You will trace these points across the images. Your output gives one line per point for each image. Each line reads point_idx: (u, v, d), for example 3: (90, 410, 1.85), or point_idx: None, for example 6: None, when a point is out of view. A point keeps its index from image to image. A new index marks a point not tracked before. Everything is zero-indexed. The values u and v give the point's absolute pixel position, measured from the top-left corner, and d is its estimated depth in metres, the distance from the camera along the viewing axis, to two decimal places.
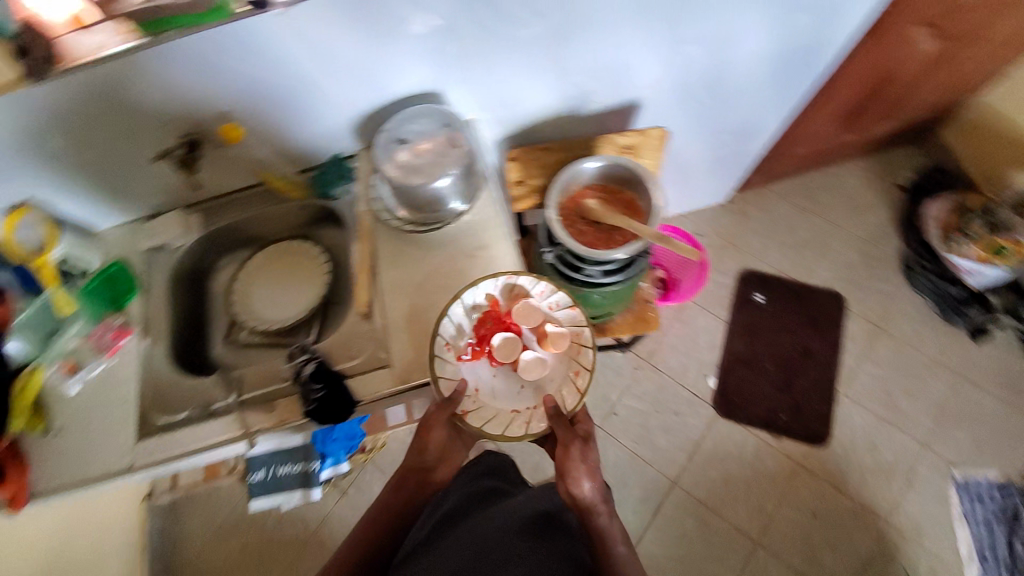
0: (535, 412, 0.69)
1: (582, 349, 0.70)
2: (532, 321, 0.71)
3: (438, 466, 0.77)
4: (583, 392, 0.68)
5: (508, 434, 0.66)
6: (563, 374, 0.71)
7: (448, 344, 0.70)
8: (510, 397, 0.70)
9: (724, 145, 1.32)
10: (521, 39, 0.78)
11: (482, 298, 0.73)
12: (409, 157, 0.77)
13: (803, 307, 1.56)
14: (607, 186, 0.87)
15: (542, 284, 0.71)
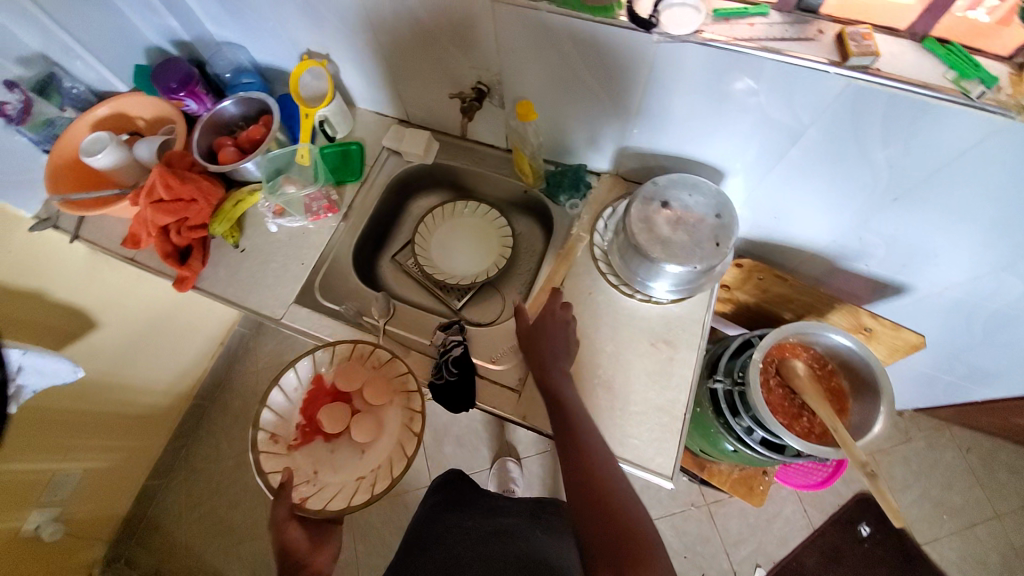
0: (378, 471, 0.73)
1: (408, 395, 0.76)
2: (353, 384, 0.76)
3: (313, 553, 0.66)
4: (419, 433, 0.72)
5: (355, 501, 0.70)
6: (400, 434, 0.75)
7: (274, 437, 0.73)
8: (350, 462, 0.74)
9: (950, 370, 1.11)
10: (853, 177, 0.68)
11: (303, 381, 0.77)
12: (665, 223, 0.71)
13: (901, 570, 1.33)
14: (826, 366, 0.78)
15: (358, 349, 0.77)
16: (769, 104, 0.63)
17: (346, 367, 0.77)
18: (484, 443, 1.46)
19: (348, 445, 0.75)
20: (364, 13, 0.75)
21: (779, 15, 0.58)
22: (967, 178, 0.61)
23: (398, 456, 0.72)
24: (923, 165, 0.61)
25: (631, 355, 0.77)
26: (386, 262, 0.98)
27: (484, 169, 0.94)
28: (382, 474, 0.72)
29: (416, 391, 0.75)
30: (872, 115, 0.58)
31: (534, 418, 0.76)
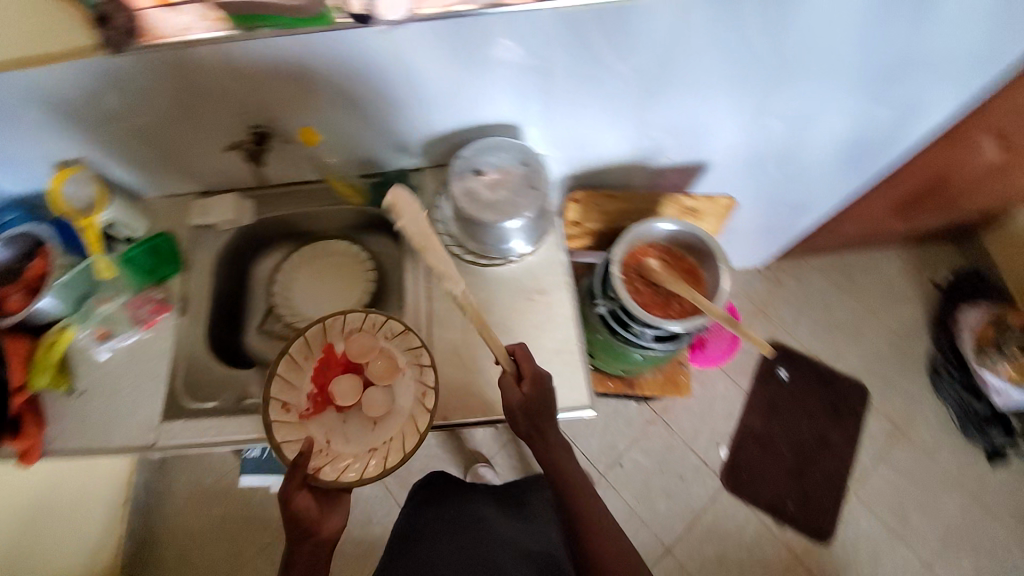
0: (392, 445, 0.70)
1: (421, 368, 0.73)
2: (364, 354, 0.73)
3: (324, 523, 0.67)
4: (430, 409, 0.70)
5: (371, 475, 0.68)
6: (412, 406, 0.72)
7: (285, 406, 0.70)
8: (362, 436, 0.71)
9: (777, 215, 1.31)
10: (612, 88, 0.77)
11: (313, 349, 0.74)
12: (485, 189, 0.76)
13: (826, 393, 1.51)
14: (672, 250, 0.87)
15: (369, 316, 0.74)
16: (511, 52, 0.69)
17: (351, 338, 0.74)
18: (450, 463, 1.44)
19: (358, 418, 0.72)
20: (92, 100, 0.70)
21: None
22: (688, 52, 0.72)
23: (416, 431, 0.70)
24: (653, 56, 0.72)
25: (512, 316, 0.80)
26: (253, 337, 0.91)
27: (310, 208, 0.92)
28: (395, 448, 0.70)
29: (431, 365, 0.72)
30: (592, 31, 0.67)
31: (455, 415, 0.78)
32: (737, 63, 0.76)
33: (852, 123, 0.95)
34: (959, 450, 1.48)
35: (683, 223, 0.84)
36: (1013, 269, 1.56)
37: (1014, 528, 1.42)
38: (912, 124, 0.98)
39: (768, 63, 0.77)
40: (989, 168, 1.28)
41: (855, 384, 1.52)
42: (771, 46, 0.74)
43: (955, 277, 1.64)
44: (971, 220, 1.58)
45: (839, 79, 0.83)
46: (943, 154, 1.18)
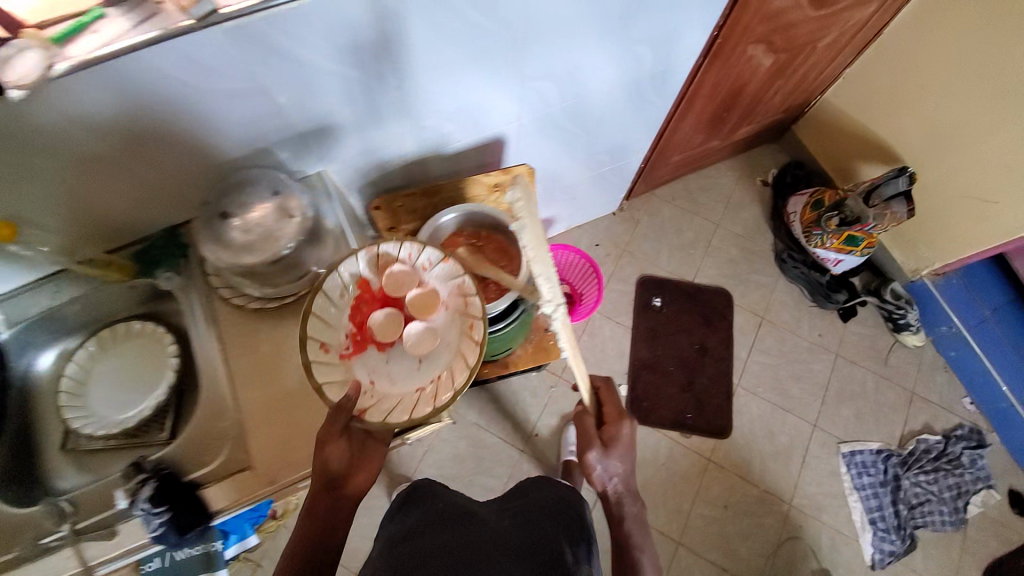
0: (439, 383, 0.68)
1: (467, 301, 0.71)
2: (403, 289, 0.71)
3: (353, 475, 0.68)
4: (480, 342, 0.67)
5: (413, 416, 0.65)
6: (461, 341, 0.69)
7: (326, 344, 0.68)
8: (409, 376, 0.68)
9: (601, 162, 1.35)
10: (344, 86, 0.71)
11: (348, 287, 0.71)
12: (237, 232, 0.67)
13: (696, 306, 1.63)
14: (480, 233, 0.94)
15: (406, 246, 0.72)
16: (198, 78, 0.61)
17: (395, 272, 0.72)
18: (372, 496, 1.41)
19: (400, 355, 0.70)
20: None
21: (117, 10, 0.55)
22: (405, 33, 0.67)
23: (460, 369, 0.67)
24: (366, 47, 0.67)
25: None
26: (54, 460, 0.82)
27: (74, 296, 0.83)
28: (443, 386, 0.67)
29: (478, 299, 0.69)
30: (277, 38, 0.60)
31: (283, 475, 0.69)
32: (466, 38, 0.73)
33: (618, 65, 0.97)
34: (818, 317, 1.63)
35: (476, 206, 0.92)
36: (824, 148, 1.71)
37: (878, 369, 1.58)
38: (675, 51, 1.01)
39: (498, 30, 0.74)
40: (769, 71, 1.32)
41: (719, 290, 1.66)
42: (491, 11, 0.70)
43: (778, 171, 1.79)
44: (782, 118, 1.71)
45: (582, 26, 0.82)
46: (722, 70, 1.20)
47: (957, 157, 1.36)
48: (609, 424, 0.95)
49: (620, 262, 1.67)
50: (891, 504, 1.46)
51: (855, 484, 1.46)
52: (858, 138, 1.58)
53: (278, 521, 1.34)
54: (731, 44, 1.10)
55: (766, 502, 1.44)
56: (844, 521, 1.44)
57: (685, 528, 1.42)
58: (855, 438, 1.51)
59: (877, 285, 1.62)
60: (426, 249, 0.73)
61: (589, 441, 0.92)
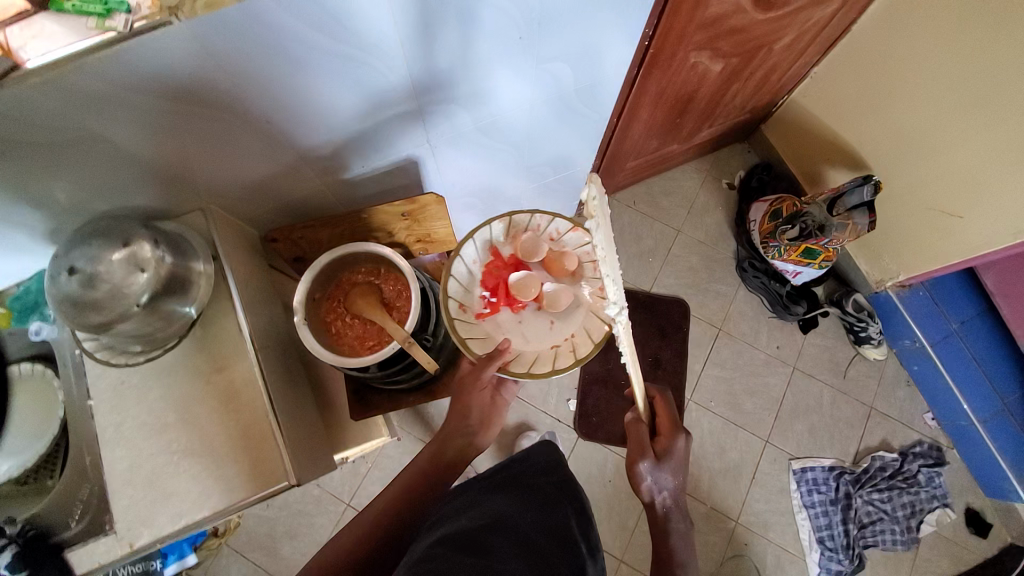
0: (575, 342, 0.96)
1: (593, 265, 0.95)
2: (532, 255, 0.97)
3: (479, 431, 0.88)
4: (608, 317, 0.91)
5: (557, 365, 0.93)
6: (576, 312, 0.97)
7: (466, 305, 0.97)
8: (544, 334, 0.98)
9: (544, 176, 1.28)
10: (199, 126, 0.66)
11: (485, 254, 0.98)
12: (85, 293, 0.63)
13: (651, 317, 1.59)
14: (379, 267, 0.82)
15: (537, 218, 0.95)
16: (15, 132, 0.57)
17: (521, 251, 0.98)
18: (314, 512, 1.40)
19: (533, 314, 0.99)
20: None
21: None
22: (255, 75, 0.61)
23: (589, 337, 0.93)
24: (212, 91, 0.61)
25: (191, 405, 0.70)
26: None
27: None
28: (578, 344, 0.95)
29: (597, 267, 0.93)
30: (94, 89, 0.55)
31: (142, 537, 0.66)
32: (334, 74, 0.66)
33: (535, 84, 0.90)
34: (777, 328, 1.58)
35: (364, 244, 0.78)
36: (792, 152, 1.63)
37: (836, 382, 1.54)
38: (601, 67, 0.94)
39: (369, 64, 0.67)
40: (722, 75, 1.22)
41: (675, 300, 1.61)
42: (355, 48, 0.63)
43: (745, 173, 1.71)
44: (749, 118, 1.61)
45: (476, 49, 0.74)
46: (663, 77, 1.10)
47: (921, 166, 1.27)
48: (663, 436, 0.89)
49: None
50: (841, 523, 1.44)
51: (803, 502, 1.44)
52: (826, 142, 1.49)
53: (219, 539, 1.34)
54: (670, 50, 1.01)
55: (711, 518, 1.43)
56: (789, 538, 1.43)
57: (629, 544, 1.41)
58: (807, 453, 1.49)
59: (840, 295, 1.55)
60: (556, 222, 0.95)
61: (642, 450, 0.87)
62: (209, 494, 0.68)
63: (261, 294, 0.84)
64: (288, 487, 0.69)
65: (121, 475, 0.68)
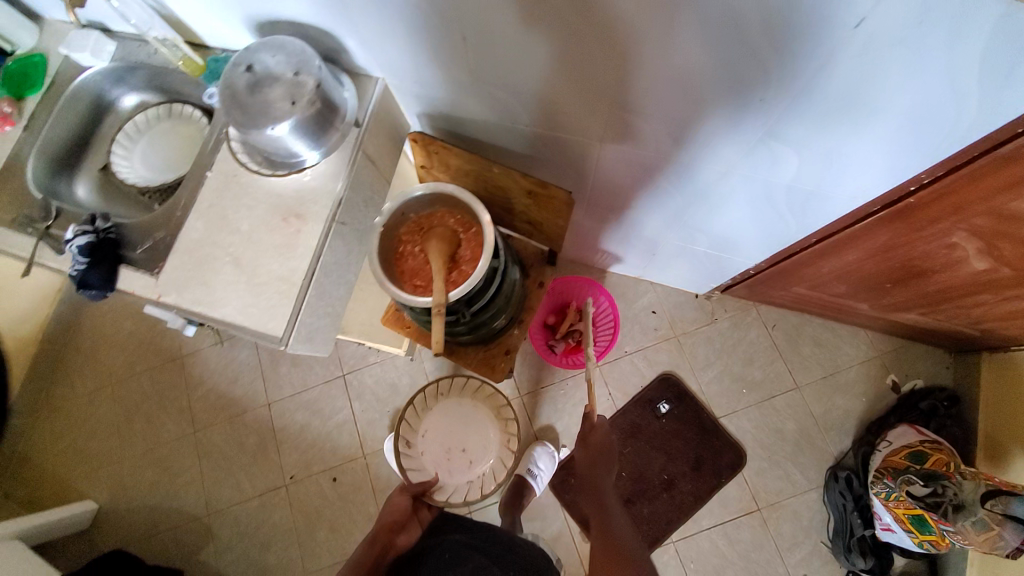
0: (484, 478, 1.34)
1: (503, 422, 1.37)
2: (463, 419, 1.36)
3: (406, 528, 1.07)
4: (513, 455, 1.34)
5: (470, 494, 1.31)
6: (501, 454, 1.35)
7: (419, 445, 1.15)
8: (462, 470, 1.33)
9: (698, 244, 1.13)
10: (410, 11, 0.65)
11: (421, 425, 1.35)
12: (245, 90, 0.69)
13: (698, 440, 1.40)
14: (468, 224, 0.80)
15: (472, 387, 1.38)
16: None
17: (473, 407, 1.37)
18: (318, 360, 1.54)
19: (461, 459, 1.33)
20: None
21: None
22: None
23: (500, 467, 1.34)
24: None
25: (262, 230, 0.76)
26: (87, 175, 0.96)
27: (140, 63, 0.91)
28: (487, 478, 1.34)
29: (513, 419, 1.35)
30: None
31: (168, 296, 0.76)
32: (554, 22, 0.60)
33: (743, 151, 0.75)
34: (819, 557, 1.30)
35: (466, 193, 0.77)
36: (995, 407, 1.24)
37: None
38: (833, 182, 0.75)
39: (593, 30, 0.59)
40: (981, 277, 0.92)
41: (734, 447, 1.38)
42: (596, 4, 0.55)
43: (921, 388, 1.35)
44: (976, 339, 1.24)
45: (707, 76, 0.61)
46: (898, 238, 0.87)
47: None
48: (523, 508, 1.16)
49: (661, 345, 1.46)
50: None
51: None
52: None
53: None
54: (933, 214, 0.77)
55: None
56: None
57: None
58: None
59: None
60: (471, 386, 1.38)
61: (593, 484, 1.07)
62: (225, 303, 0.75)
63: (373, 176, 0.87)
64: (279, 346, 0.74)
65: (187, 243, 0.77)
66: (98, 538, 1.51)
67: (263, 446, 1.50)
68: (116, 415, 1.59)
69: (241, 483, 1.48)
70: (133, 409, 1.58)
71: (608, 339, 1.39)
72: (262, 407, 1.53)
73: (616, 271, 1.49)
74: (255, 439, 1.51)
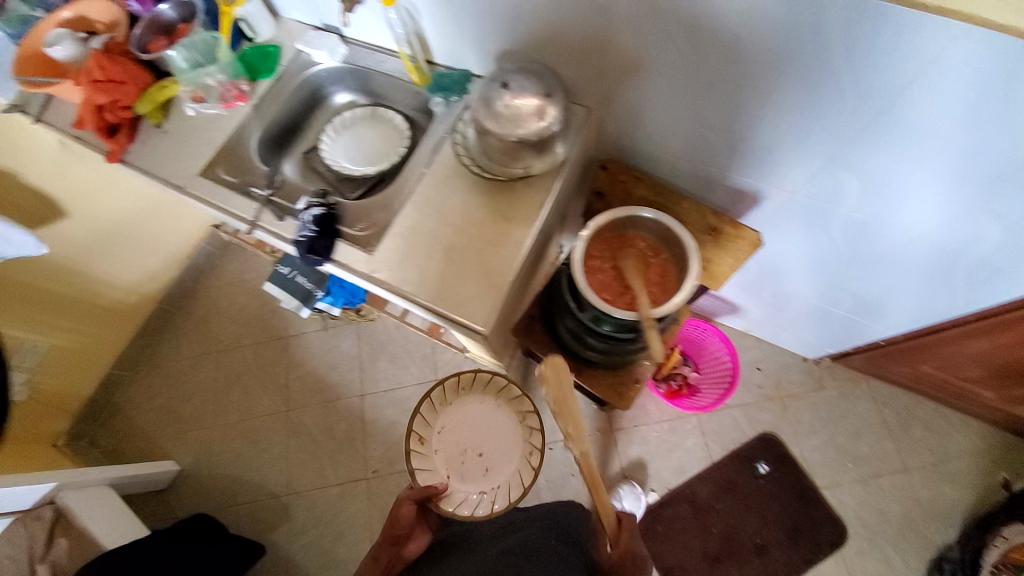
0: None
1: (526, 422, 1.19)
2: None
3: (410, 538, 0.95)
4: (535, 459, 1.15)
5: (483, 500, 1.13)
6: (521, 457, 0.91)
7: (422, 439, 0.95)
8: None
9: (837, 302, 1.15)
10: (665, 54, 0.73)
11: None
12: (497, 105, 0.76)
13: (796, 507, 1.35)
14: (655, 245, 0.84)
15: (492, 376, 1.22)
16: None
17: (468, 402, 0.95)
18: (416, 361, 1.59)
19: None
20: None
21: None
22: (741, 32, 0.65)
23: (519, 472, 1.15)
24: (698, 41, 0.69)
25: (474, 226, 0.82)
26: (293, 156, 1.06)
27: (364, 67, 1.04)
28: None
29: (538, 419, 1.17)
30: None
31: (378, 273, 0.82)
32: (783, 83, 0.69)
33: (945, 218, 0.78)
34: None
35: (667, 217, 0.80)
36: None
37: None
38: None
39: (817, 94, 0.69)
40: None
41: (834, 521, 1.33)
42: (848, 69, 0.64)
43: None
44: None
45: (958, 139, 0.65)
46: None
47: None
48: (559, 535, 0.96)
49: (763, 403, 1.43)
50: None
51: None
52: None
53: (355, 315, 1.60)
54: None
55: None
56: None
57: None
58: None
59: None
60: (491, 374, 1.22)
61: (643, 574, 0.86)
62: (433, 288, 0.80)
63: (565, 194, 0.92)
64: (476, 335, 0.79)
65: (403, 229, 0.84)
66: (175, 499, 1.53)
67: (351, 436, 1.52)
68: (214, 381, 1.66)
69: (324, 468, 1.50)
70: (232, 379, 1.65)
71: (710, 399, 1.39)
72: (356, 397, 1.57)
73: (722, 321, 1.50)
74: (344, 427, 1.54)
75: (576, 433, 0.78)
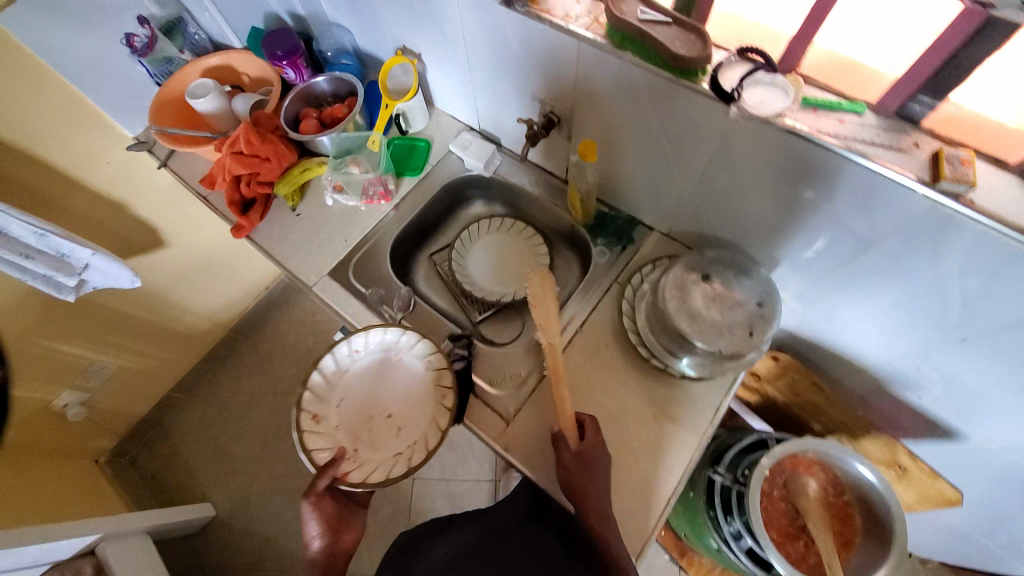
0: None
1: None
2: None
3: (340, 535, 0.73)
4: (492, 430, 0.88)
5: None
6: (433, 407, 0.73)
7: (315, 416, 0.71)
8: None
9: (991, 537, 0.99)
10: (917, 295, 0.61)
11: None
12: (703, 302, 0.65)
13: None
14: (836, 488, 0.71)
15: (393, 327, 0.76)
16: (835, 201, 0.57)
17: (376, 365, 0.77)
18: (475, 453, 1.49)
19: None
20: (463, 43, 0.80)
21: (875, 117, 0.52)
22: None
23: None
24: (962, 300, 0.57)
25: (628, 419, 0.72)
26: (423, 261, 1.00)
27: (516, 184, 0.95)
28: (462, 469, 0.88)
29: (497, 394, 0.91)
30: (931, 230, 0.52)
31: (512, 451, 0.72)
32: None
33: None
34: None
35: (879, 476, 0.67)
36: None
37: None
38: None
39: None
40: None
41: None
42: None
43: None
44: None
45: None
46: None
47: None
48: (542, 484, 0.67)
49: None
50: None
51: None
52: None
53: None
54: None
55: None
56: None
57: None
58: None
59: None
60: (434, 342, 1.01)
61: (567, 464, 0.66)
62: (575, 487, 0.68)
63: None
64: None
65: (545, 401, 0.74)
66: (201, 548, 1.45)
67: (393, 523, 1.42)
68: (265, 422, 1.60)
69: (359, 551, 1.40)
70: (283, 426, 1.58)
71: None
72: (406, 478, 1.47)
73: None
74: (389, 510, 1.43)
75: (545, 321, 0.68)
